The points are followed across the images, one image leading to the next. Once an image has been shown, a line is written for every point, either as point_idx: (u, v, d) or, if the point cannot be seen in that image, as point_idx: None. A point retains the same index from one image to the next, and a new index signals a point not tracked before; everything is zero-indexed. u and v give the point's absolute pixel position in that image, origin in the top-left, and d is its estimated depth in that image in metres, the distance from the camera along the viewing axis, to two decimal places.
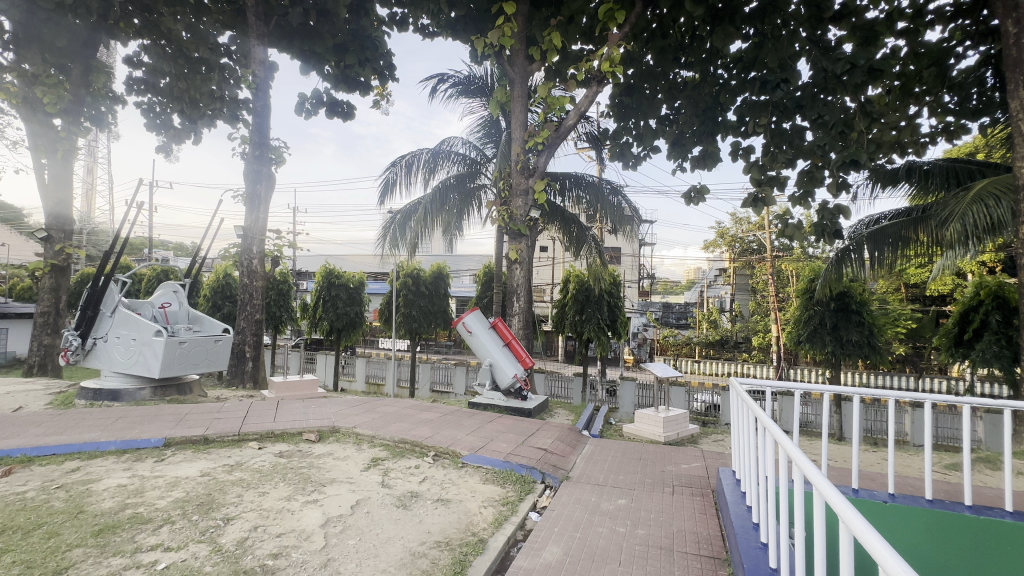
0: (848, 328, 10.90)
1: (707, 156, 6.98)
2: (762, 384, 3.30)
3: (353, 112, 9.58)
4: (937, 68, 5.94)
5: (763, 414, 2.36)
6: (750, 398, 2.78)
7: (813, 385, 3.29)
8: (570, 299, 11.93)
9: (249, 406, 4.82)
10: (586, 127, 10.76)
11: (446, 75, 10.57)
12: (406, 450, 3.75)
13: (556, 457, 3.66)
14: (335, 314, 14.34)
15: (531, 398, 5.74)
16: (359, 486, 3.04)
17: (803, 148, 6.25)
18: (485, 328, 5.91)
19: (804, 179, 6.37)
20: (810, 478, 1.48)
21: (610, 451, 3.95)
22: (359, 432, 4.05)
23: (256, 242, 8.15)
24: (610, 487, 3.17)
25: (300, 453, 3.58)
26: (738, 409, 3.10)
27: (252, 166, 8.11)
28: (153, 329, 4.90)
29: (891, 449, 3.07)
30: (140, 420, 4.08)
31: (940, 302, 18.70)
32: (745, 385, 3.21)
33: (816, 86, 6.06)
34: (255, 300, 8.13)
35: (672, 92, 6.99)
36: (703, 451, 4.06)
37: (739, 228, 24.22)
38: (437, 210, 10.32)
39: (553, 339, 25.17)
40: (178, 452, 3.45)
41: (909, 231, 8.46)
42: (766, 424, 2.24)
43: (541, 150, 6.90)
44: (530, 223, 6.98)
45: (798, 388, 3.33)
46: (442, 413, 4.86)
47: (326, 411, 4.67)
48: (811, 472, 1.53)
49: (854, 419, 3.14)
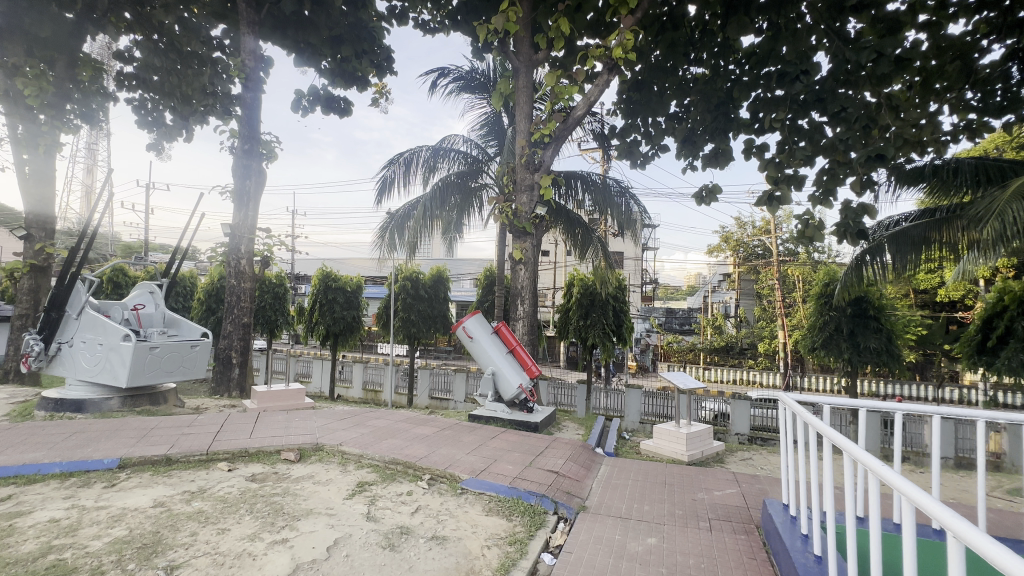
0: (866, 335, 10.42)
1: (720, 154, 6.55)
2: (818, 400, 2.78)
3: (350, 108, 9.20)
4: (962, 62, 5.39)
5: (853, 446, 1.88)
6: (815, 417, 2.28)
7: (881, 403, 2.77)
8: (575, 304, 11.44)
9: (226, 419, 4.37)
10: (592, 124, 10.34)
11: (446, 70, 10.17)
12: (398, 473, 3.28)
13: (569, 483, 3.18)
14: (332, 318, 13.87)
15: (537, 410, 5.27)
16: (340, 520, 2.57)
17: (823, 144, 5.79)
18: (487, 333, 5.45)
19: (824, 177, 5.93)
20: (998, 560, 1.03)
21: (629, 474, 3.48)
22: (345, 450, 3.57)
23: (244, 240, 7.67)
24: (635, 521, 2.70)
25: (275, 477, 3.12)
26: (790, 429, 2.60)
27: (240, 161, 7.67)
28: (122, 333, 4.42)
29: (978, 487, 2.57)
30: (97, 436, 3.60)
31: (951, 308, 18.32)
32: (797, 400, 2.70)
33: (833, 80, 5.61)
34: (243, 302, 7.67)
35: (682, 90, 6.58)
36: (735, 474, 3.59)
37: (744, 232, 23.93)
38: (436, 209, 9.81)
39: (555, 344, 24.69)
40: (133, 476, 2.99)
41: (933, 234, 8.01)
42: (867, 463, 1.75)
43: (547, 144, 6.46)
44: (534, 220, 6.55)
45: (863, 407, 2.78)
46: (440, 428, 4.39)
47: (311, 425, 4.19)
48: (996, 552, 1.07)
49: (933, 445, 2.66)
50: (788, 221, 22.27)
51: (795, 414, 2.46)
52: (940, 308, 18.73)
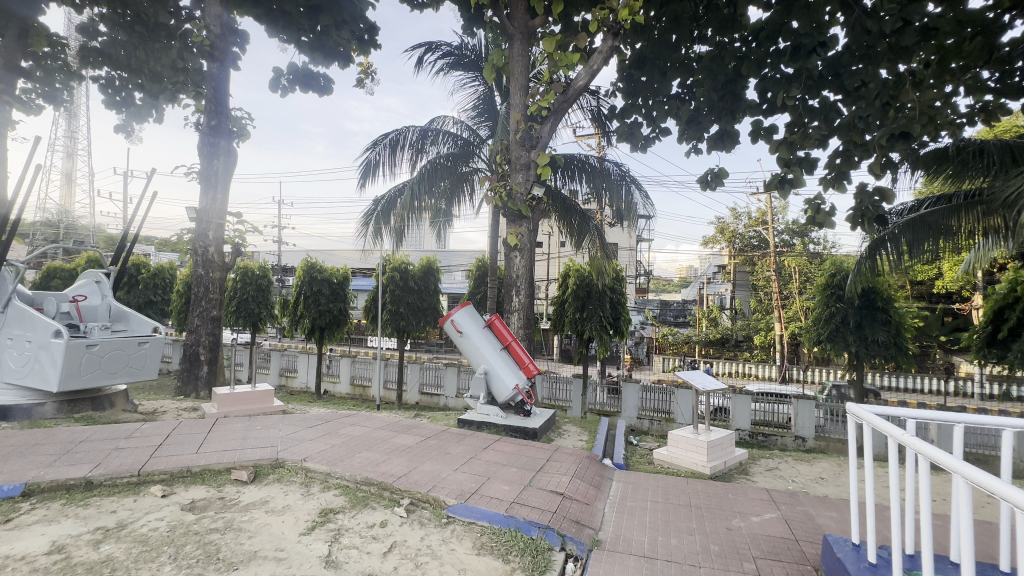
0: (874, 327, 9.98)
1: (727, 136, 5.82)
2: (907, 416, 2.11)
3: (331, 85, 8.48)
4: (984, 38, 4.52)
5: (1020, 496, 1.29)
6: (930, 445, 1.67)
7: (987, 420, 2.06)
8: (570, 295, 10.87)
9: (176, 427, 3.77)
10: (589, 103, 9.72)
11: (434, 45, 9.47)
12: (371, 496, 2.72)
13: (579, 507, 2.66)
14: (317, 311, 13.21)
15: (535, 414, 4.74)
16: (290, 569, 2.01)
17: (839, 124, 4.99)
18: (479, 327, 4.88)
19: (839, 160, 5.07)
20: None
21: (647, 495, 2.96)
22: (310, 467, 3.00)
23: (212, 226, 7.05)
24: (664, 563, 2.18)
25: (220, 505, 2.56)
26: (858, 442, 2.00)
27: (206, 139, 7.01)
28: (51, 329, 3.81)
29: None
30: (9, 453, 3.00)
31: (948, 300, 18.13)
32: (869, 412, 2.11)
33: (848, 55, 4.87)
34: (212, 294, 7.03)
35: (685, 70, 5.79)
36: (769, 491, 3.09)
37: (739, 223, 23.57)
38: (424, 193, 9.18)
39: (550, 337, 24.28)
40: (38, 507, 2.41)
41: (950, 220, 7.59)
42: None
43: (545, 118, 5.87)
44: (531, 203, 5.99)
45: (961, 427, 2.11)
46: (424, 436, 3.83)
47: (275, 434, 3.61)
48: None
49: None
50: (785, 211, 21.88)
51: (884, 433, 1.85)
52: (937, 299, 18.49)
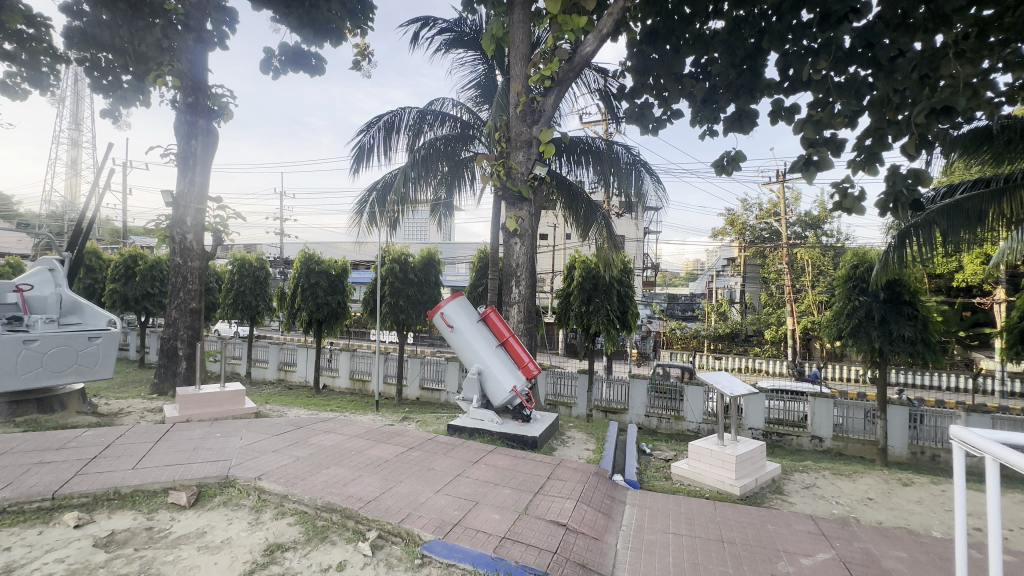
0: (899, 323, 9.34)
1: (745, 117, 5.06)
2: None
3: (322, 65, 7.93)
4: None
5: None
6: None
7: None
8: (576, 288, 10.31)
9: (122, 434, 3.32)
10: (596, 82, 9.09)
11: (431, 20, 8.87)
12: (332, 526, 2.25)
13: (586, 545, 2.17)
14: (314, 304, 12.74)
15: (535, 419, 4.24)
16: None
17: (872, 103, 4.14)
18: (471, 321, 4.37)
19: (869, 142, 4.15)
20: None
21: (667, 525, 2.47)
22: (265, 487, 2.53)
23: (191, 211, 6.60)
24: None
25: (144, 538, 2.09)
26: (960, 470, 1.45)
27: (183, 116, 6.52)
28: None
29: None
30: None
31: (967, 294, 17.39)
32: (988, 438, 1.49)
33: (881, 25, 4.05)
34: (191, 282, 6.61)
35: (699, 45, 5.05)
36: (815, 521, 2.55)
37: (749, 214, 22.84)
38: (420, 178, 8.64)
39: (553, 331, 23.80)
40: None
41: (990, 206, 6.95)
42: None
43: (549, 88, 5.29)
44: (533, 183, 5.48)
45: None
46: (407, 447, 3.34)
47: (234, 445, 3.12)
48: None
49: None
50: (798, 201, 21.16)
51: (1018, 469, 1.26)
52: (956, 292, 17.71)
